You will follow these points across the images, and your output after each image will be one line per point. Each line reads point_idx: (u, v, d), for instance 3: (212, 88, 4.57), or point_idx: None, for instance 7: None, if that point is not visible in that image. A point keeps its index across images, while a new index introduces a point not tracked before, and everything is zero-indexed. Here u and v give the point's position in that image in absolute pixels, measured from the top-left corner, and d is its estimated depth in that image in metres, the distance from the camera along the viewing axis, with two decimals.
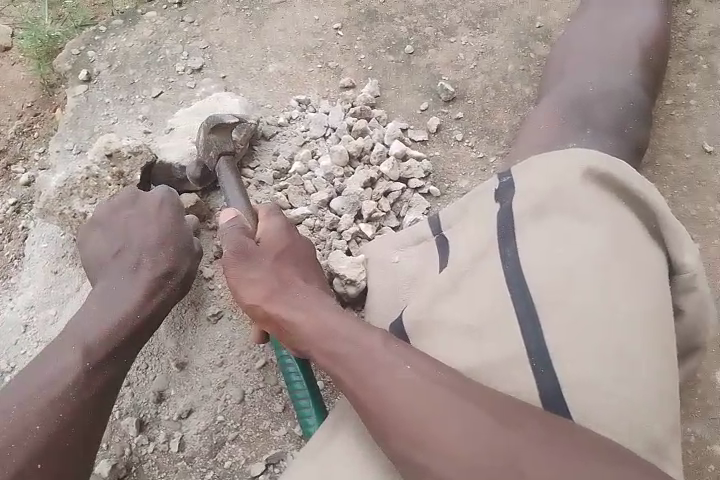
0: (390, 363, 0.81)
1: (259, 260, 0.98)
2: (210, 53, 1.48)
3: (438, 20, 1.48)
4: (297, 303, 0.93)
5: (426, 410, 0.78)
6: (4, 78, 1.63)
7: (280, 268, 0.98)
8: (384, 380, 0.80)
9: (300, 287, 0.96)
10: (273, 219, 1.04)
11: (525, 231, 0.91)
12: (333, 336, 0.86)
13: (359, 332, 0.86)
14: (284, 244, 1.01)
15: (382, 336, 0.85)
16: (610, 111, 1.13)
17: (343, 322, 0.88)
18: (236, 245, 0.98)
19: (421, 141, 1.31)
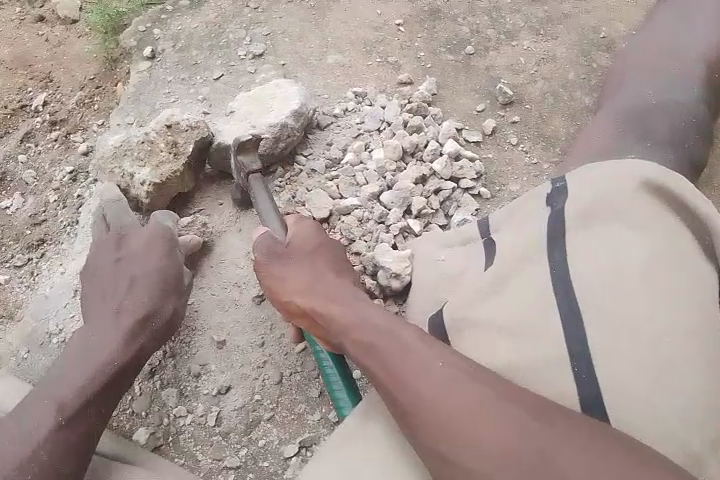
0: (421, 356, 0.83)
1: (295, 258, 1.01)
2: (271, 40, 1.50)
3: (501, 23, 1.47)
4: (333, 295, 0.95)
5: (455, 403, 0.78)
6: (69, 50, 1.69)
7: (318, 263, 1.00)
8: (416, 372, 0.82)
9: (335, 280, 0.98)
10: (306, 221, 1.06)
11: (574, 237, 0.91)
12: (366, 328, 0.88)
13: (395, 324, 0.87)
14: (320, 239, 1.03)
15: (416, 330, 0.86)
16: (673, 125, 1.11)
17: (377, 315, 0.90)
18: (268, 245, 1.02)
19: (475, 142, 1.31)
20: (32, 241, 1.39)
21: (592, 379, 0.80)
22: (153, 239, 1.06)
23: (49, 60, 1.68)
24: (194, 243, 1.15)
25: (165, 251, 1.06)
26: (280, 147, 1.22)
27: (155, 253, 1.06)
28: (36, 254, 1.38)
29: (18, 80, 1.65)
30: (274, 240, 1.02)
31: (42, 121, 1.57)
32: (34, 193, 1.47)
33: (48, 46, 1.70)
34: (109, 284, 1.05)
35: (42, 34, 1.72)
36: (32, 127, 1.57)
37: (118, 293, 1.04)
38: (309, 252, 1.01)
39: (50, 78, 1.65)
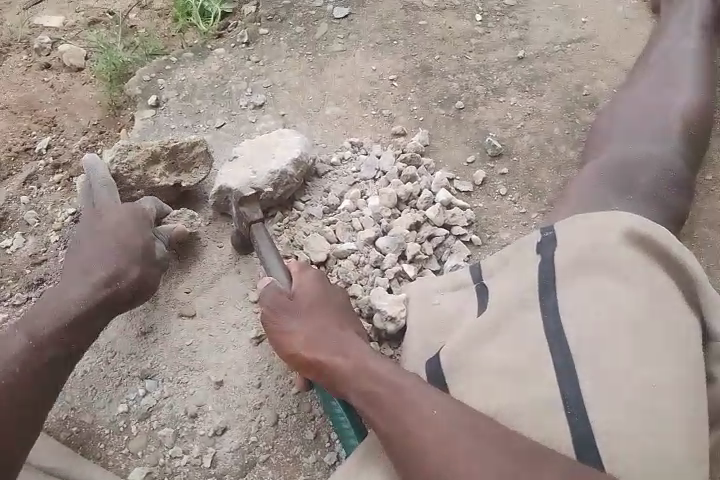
0: (419, 405, 0.86)
1: (297, 308, 1.03)
2: (272, 91, 1.57)
3: (489, 81, 1.56)
4: (335, 346, 0.98)
5: (450, 452, 0.81)
6: (74, 95, 1.75)
7: (319, 313, 1.03)
8: (415, 422, 0.85)
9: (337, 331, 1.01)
10: (308, 270, 1.09)
11: (567, 286, 0.96)
12: (368, 379, 0.91)
13: (396, 373, 0.91)
14: (321, 290, 1.06)
15: (415, 380, 0.90)
16: (653, 179, 1.18)
17: (378, 365, 0.93)
18: (270, 296, 1.04)
19: (466, 192, 1.37)
20: (32, 280, 1.41)
21: (588, 425, 0.83)
22: (130, 212, 1.11)
23: (54, 106, 1.74)
24: (178, 231, 1.22)
25: (137, 221, 1.11)
26: (279, 193, 1.27)
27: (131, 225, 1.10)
28: (33, 293, 1.41)
29: (23, 124, 1.70)
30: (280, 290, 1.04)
31: (45, 164, 1.62)
32: (35, 233, 1.49)
33: (53, 92, 1.76)
34: (85, 245, 1.09)
35: (47, 81, 1.79)
36: (35, 170, 1.61)
37: (91, 248, 1.08)
38: (311, 303, 1.04)
39: (54, 123, 1.70)
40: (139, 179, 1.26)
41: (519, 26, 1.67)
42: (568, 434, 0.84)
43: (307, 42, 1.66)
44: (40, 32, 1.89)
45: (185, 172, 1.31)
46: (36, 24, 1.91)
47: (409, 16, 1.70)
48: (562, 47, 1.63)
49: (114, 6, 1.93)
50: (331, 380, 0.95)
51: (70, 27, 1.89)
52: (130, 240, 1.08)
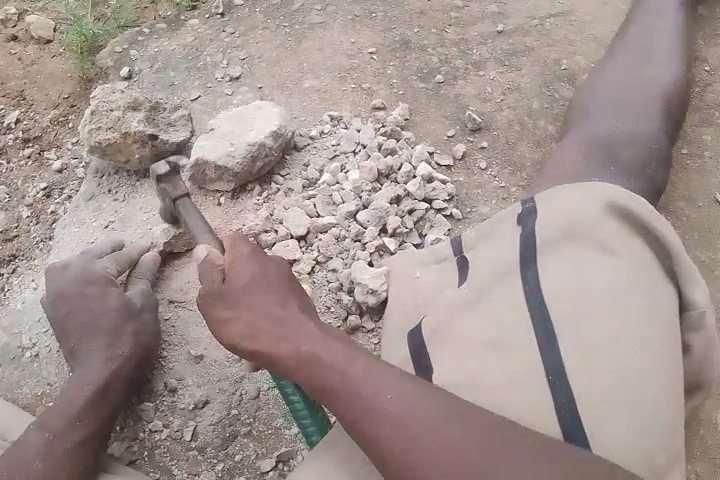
0: (376, 391, 0.84)
1: (238, 298, 0.95)
2: (249, 64, 1.54)
3: (468, 55, 1.55)
4: (286, 334, 0.91)
5: (419, 438, 0.81)
6: (43, 68, 1.69)
7: (259, 305, 0.94)
8: (377, 408, 0.83)
9: (281, 316, 0.93)
10: (240, 244, 0.99)
11: (548, 258, 0.96)
12: (324, 368, 0.88)
13: (346, 359, 0.88)
14: (257, 270, 0.97)
15: (367, 361, 0.88)
16: (633, 150, 1.18)
17: (329, 351, 0.89)
18: (209, 289, 0.96)
19: (446, 166, 1.37)
20: (3, 256, 1.39)
21: (570, 398, 0.84)
22: (97, 279, 1.14)
23: (21, 79, 1.68)
24: (154, 259, 1.19)
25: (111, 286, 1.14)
26: (257, 166, 1.26)
27: (105, 291, 1.14)
28: (5, 269, 1.38)
29: None
30: (215, 267, 0.97)
31: (14, 138, 1.58)
32: (5, 209, 1.47)
33: (21, 65, 1.70)
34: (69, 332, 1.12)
35: (14, 52, 1.73)
36: (4, 144, 1.57)
37: (80, 342, 1.11)
38: (248, 290, 0.95)
39: (23, 96, 1.65)
40: (117, 119, 1.28)
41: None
42: (552, 411, 0.84)
43: (285, 14, 1.63)
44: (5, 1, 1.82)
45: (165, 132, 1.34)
46: None
47: None
48: (541, 22, 1.62)
49: None
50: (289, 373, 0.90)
51: None
52: (116, 302, 1.12)
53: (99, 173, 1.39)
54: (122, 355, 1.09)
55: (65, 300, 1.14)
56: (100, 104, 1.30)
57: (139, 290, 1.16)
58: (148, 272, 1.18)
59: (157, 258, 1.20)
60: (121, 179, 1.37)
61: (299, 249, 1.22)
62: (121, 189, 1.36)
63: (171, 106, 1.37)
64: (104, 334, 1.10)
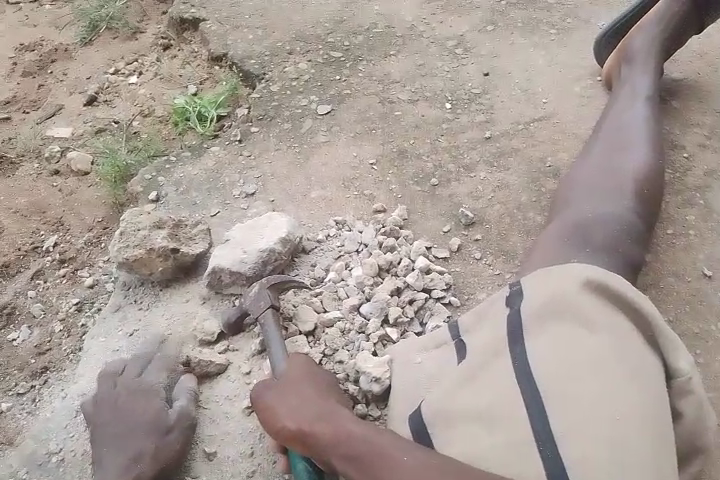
0: (396, 451, 0.94)
1: (276, 392, 1.10)
2: (262, 181, 1.71)
3: (460, 159, 1.71)
4: (311, 410, 1.05)
5: None
6: (80, 196, 1.91)
7: (294, 389, 1.09)
8: (391, 465, 0.93)
9: (308, 397, 1.07)
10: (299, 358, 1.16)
11: (535, 334, 1.01)
12: (345, 437, 0.99)
13: (368, 431, 0.99)
14: (300, 375, 1.12)
15: (391, 434, 0.98)
16: (613, 231, 1.26)
17: (353, 424, 1.01)
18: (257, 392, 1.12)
19: (443, 258, 1.47)
20: (36, 369, 1.51)
21: (562, 463, 0.86)
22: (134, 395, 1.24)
23: (61, 207, 1.89)
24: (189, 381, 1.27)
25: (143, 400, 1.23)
26: (268, 269, 1.39)
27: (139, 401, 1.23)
28: (38, 381, 1.49)
29: (32, 224, 1.85)
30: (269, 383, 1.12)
31: (52, 260, 1.76)
32: (40, 324, 1.62)
33: (62, 195, 1.92)
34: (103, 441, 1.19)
35: (56, 185, 1.96)
36: (43, 265, 1.75)
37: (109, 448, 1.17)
38: (289, 385, 1.10)
39: (61, 222, 1.85)
40: (142, 237, 1.43)
41: (486, 110, 1.84)
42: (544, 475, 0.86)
43: (295, 136, 1.83)
44: (51, 142, 2.09)
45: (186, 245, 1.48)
46: (48, 135, 2.11)
47: (386, 108, 1.87)
48: (525, 126, 1.79)
49: (120, 116, 2.14)
50: (312, 442, 1.01)
51: (78, 136, 2.09)
52: (150, 407, 1.22)
53: (125, 286, 1.52)
54: (145, 452, 1.15)
55: (104, 408, 1.23)
56: (127, 224, 1.45)
57: (178, 407, 1.23)
58: (190, 392, 1.26)
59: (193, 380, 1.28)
60: (146, 290, 1.50)
61: (307, 343, 1.29)
62: (145, 298, 1.48)
63: (192, 222, 1.52)
64: (132, 441, 1.18)
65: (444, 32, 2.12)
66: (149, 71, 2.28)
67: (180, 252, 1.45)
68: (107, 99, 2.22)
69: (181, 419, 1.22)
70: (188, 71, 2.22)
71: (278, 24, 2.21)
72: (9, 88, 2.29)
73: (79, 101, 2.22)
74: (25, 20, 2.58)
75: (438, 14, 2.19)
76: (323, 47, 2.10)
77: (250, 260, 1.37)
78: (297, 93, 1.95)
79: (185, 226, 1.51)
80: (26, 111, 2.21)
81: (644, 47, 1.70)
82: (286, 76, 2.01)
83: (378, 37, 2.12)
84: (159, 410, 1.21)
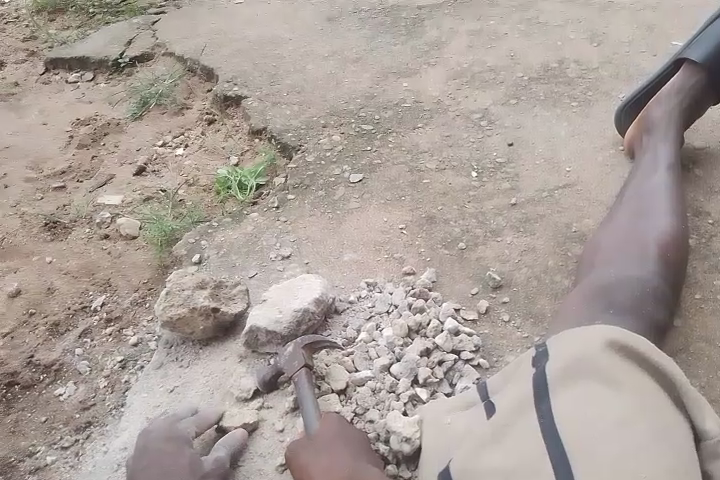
0: None
1: (311, 450, 1.18)
2: (297, 244, 1.81)
3: (487, 224, 1.77)
4: (343, 468, 1.13)
5: None
6: (127, 259, 2.03)
7: (329, 446, 1.17)
8: None
9: (341, 455, 1.15)
10: (332, 416, 1.23)
11: (560, 393, 1.04)
12: None
13: None
14: (334, 433, 1.19)
15: None
16: (637, 294, 1.29)
17: None
18: (291, 451, 1.19)
19: (472, 320, 1.51)
20: (80, 424, 1.61)
21: None
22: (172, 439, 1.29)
23: (109, 268, 2.01)
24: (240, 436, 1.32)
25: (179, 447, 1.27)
26: (301, 328, 1.45)
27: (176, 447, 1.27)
28: (82, 434, 1.59)
29: (81, 285, 1.98)
30: (306, 439, 1.20)
31: (99, 319, 1.87)
32: (85, 381, 1.72)
33: (110, 257, 2.05)
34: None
35: (105, 248, 2.09)
36: (90, 324, 1.86)
37: None
38: (324, 443, 1.18)
39: (109, 283, 1.97)
40: (186, 297, 1.52)
41: (511, 177, 1.92)
42: None
43: (328, 202, 1.93)
44: (101, 208, 2.24)
45: (226, 304, 1.56)
46: (99, 203, 2.27)
47: (415, 176, 1.97)
48: (550, 192, 1.86)
49: (166, 185, 2.30)
50: None
51: (127, 204, 2.24)
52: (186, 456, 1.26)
53: (168, 345, 1.60)
54: None
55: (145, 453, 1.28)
56: (171, 285, 1.55)
57: (215, 456, 1.28)
58: (232, 446, 1.31)
59: (244, 435, 1.33)
60: (186, 349, 1.57)
61: (339, 401, 1.33)
62: (186, 356, 1.56)
63: (232, 282, 1.61)
64: None
65: (469, 106, 2.24)
66: (194, 143, 2.46)
67: (220, 311, 1.53)
68: (154, 169, 2.39)
69: (216, 469, 1.26)
70: (230, 143, 2.38)
71: (314, 100, 2.38)
72: (65, 160, 2.49)
73: (129, 171, 2.39)
74: (83, 97, 2.82)
75: (463, 89, 2.33)
76: (355, 120, 2.24)
77: (285, 321, 1.44)
78: (331, 163, 2.07)
79: (225, 287, 1.60)
80: (80, 180, 2.40)
81: (663, 118, 1.77)
82: (321, 147, 2.14)
83: (407, 111, 2.26)
84: (193, 459, 1.26)
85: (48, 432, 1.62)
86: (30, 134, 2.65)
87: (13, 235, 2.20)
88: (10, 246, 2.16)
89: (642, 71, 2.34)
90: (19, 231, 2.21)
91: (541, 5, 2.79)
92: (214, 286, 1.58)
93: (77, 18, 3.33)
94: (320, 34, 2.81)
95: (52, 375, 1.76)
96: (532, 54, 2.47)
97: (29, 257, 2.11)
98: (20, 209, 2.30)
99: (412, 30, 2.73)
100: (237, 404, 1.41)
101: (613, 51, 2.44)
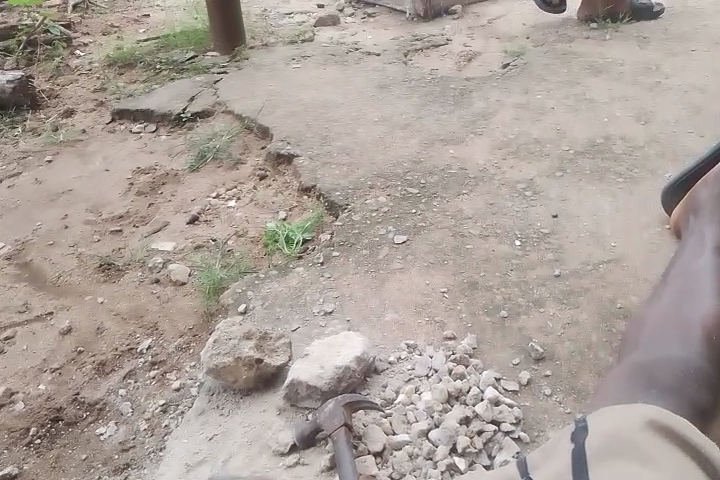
0: None
1: None
2: (340, 301, 1.86)
3: (529, 293, 1.79)
4: None
5: None
6: (175, 304, 2.11)
7: None
8: None
9: None
10: None
11: (599, 472, 1.00)
12: None
13: None
14: None
15: None
16: (681, 375, 1.26)
17: None
18: None
19: (513, 390, 1.51)
20: (119, 465, 1.65)
21: None
22: None
23: (158, 312, 2.10)
24: None
25: None
26: (342, 386, 1.48)
27: None
28: (119, 476, 1.62)
29: (130, 327, 2.06)
30: None
31: (144, 362, 1.93)
32: (126, 422, 1.77)
33: (159, 301, 2.14)
34: None
35: (155, 292, 2.18)
36: (136, 366, 1.93)
37: None
38: None
39: (156, 326, 2.04)
40: (232, 346, 1.58)
41: (555, 248, 1.95)
42: None
43: (372, 262, 1.99)
44: (154, 254, 2.35)
45: (270, 356, 1.61)
46: (152, 248, 2.38)
47: (458, 241, 2.02)
48: (595, 266, 1.87)
49: (217, 234, 2.40)
50: None
51: (179, 250, 2.35)
52: None
53: (210, 392, 1.64)
54: None
55: None
56: (219, 334, 1.62)
57: None
58: None
59: None
60: (228, 397, 1.61)
61: (376, 464, 1.34)
62: (227, 405, 1.60)
63: (276, 335, 1.66)
64: None
65: (514, 175, 2.30)
66: (246, 197, 2.58)
67: (263, 362, 1.57)
68: (207, 219, 2.50)
69: None
70: (280, 199, 2.49)
71: (363, 162, 2.47)
72: (124, 205, 2.64)
73: (182, 219, 2.51)
74: (145, 147, 3.00)
75: (508, 159, 2.39)
76: (402, 183, 2.32)
77: (326, 377, 1.47)
78: (377, 223, 2.14)
79: (270, 339, 1.65)
80: (136, 225, 2.52)
81: (711, 199, 1.76)
82: (367, 208, 2.21)
83: (452, 177, 2.32)
84: None
85: (86, 471, 1.66)
86: (94, 179, 2.83)
87: (70, 274, 2.32)
88: (66, 284, 2.28)
89: (688, 150, 2.36)
90: (75, 271, 2.33)
91: (588, 82, 2.88)
92: (259, 336, 1.63)
93: (144, 73, 3.58)
94: (371, 100, 2.95)
95: (94, 414, 1.82)
96: (577, 129, 2.53)
97: (83, 296, 2.22)
98: (78, 249, 2.43)
99: (459, 100, 2.84)
100: (276, 459, 1.43)
101: (659, 129, 2.48)
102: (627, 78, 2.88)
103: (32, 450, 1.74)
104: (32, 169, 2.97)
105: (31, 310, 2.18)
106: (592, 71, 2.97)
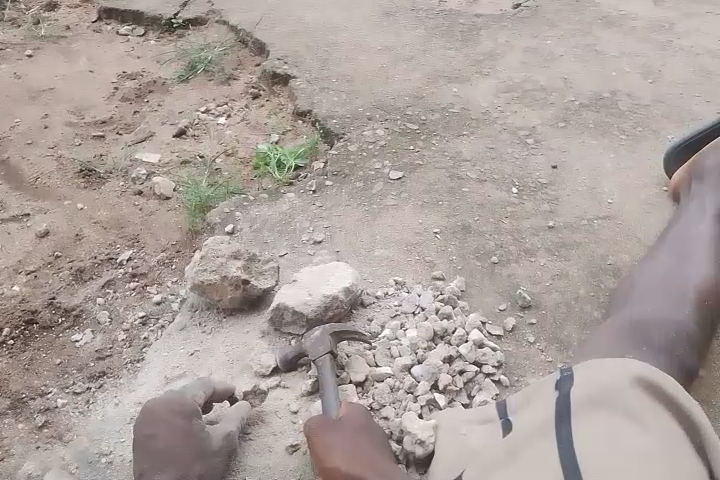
0: None
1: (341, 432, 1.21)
2: (330, 231, 1.82)
3: (521, 243, 1.78)
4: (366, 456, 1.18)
5: None
6: (159, 219, 2.06)
7: (359, 435, 1.21)
8: None
9: (367, 447, 1.19)
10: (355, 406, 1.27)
11: (582, 422, 1.03)
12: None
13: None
14: (364, 422, 1.24)
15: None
16: (665, 336, 1.30)
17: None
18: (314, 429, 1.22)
19: (497, 335, 1.53)
20: (94, 372, 1.65)
21: None
22: (170, 405, 1.27)
23: (140, 225, 2.04)
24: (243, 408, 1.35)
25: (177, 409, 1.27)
26: (328, 315, 1.47)
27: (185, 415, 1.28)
28: (94, 384, 1.62)
29: (110, 237, 2.00)
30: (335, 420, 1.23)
31: (124, 273, 1.90)
32: (103, 331, 1.75)
33: (142, 214, 2.08)
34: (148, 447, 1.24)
35: (138, 204, 2.12)
36: (114, 276, 1.89)
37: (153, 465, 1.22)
38: (353, 430, 1.21)
39: (138, 240, 1.99)
40: (219, 265, 1.55)
41: (551, 200, 1.93)
42: None
43: (365, 196, 1.94)
44: (138, 164, 2.27)
45: (257, 278, 1.58)
46: (137, 158, 2.29)
47: (454, 183, 1.98)
48: (589, 221, 1.86)
49: (205, 151, 2.31)
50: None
51: (165, 164, 2.26)
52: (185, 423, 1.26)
53: (193, 309, 1.62)
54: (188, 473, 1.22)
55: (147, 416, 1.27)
56: (207, 251, 1.58)
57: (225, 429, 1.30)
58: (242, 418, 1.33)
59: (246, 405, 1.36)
60: (211, 315, 1.60)
61: (356, 393, 1.36)
62: (209, 323, 1.59)
63: (264, 258, 1.63)
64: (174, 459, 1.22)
65: (517, 122, 2.25)
66: (237, 114, 2.47)
67: (250, 284, 1.55)
68: (195, 133, 2.40)
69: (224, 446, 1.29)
70: (273, 121, 2.40)
71: (363, 92, 2.38)
72: (108, 110, 2.51)
73: (170, 131, 2.41)
74: (133, 51, 2.84)
75: (512, 104, 2.33)
76: (401, 117, 2.25)
77: (313, 304, 1.46)
78: (372, 157, 2.08)
79: (258, 262, 1.62)
80: (120, 133, 2.42)
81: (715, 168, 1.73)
82: (364, 139, 2.15)
83: (453, 117, 2.26)
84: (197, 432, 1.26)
85: (59, 376, 1.66)
86: (77, 79, 2.68)
87: (48, 177, 2.23)
88: (44, 187, 2.20)
89: (693, 115, 2.32)
90: (54, 174, 2.24)
91: (600, 34, 2.78)
92: (247, 257, 1.60)
93: None
94: (375, 27, 2.81)
95: (70, 320, 1.79)
96: (584, 81, 2.46)
97: (61, 200, 2.14)
98: (58, 152, 2.33)
99: (468, 38, 2.72)
100: (258, 380, 1.44)
101: (666, 91, 2.43)
102: (640, 34, 2.79)
103: (5, 350, 1.72)
104: (11, 62, 2.79)
105: (7, 210, 2.10)
106: (606, 22, 2.87)
